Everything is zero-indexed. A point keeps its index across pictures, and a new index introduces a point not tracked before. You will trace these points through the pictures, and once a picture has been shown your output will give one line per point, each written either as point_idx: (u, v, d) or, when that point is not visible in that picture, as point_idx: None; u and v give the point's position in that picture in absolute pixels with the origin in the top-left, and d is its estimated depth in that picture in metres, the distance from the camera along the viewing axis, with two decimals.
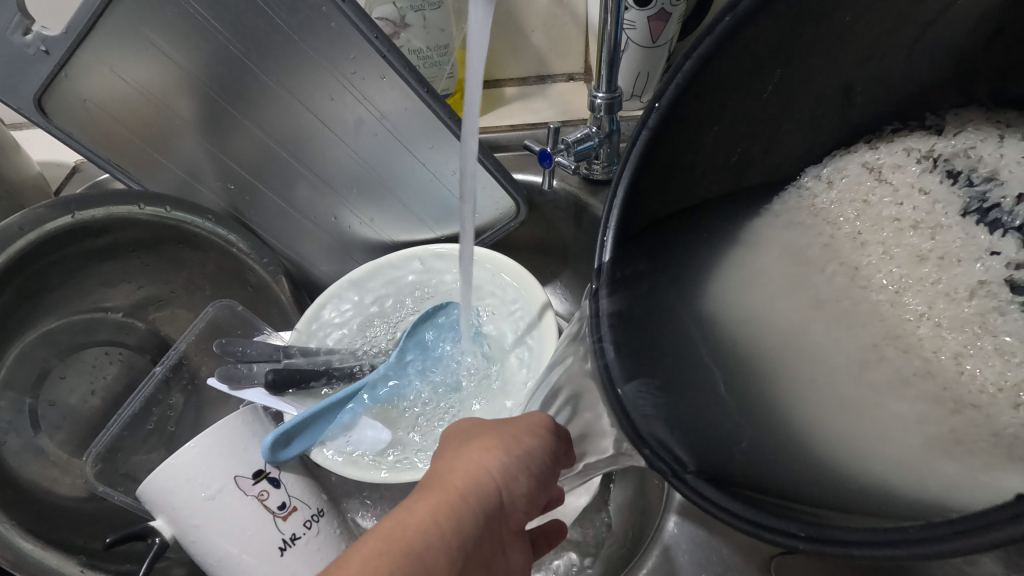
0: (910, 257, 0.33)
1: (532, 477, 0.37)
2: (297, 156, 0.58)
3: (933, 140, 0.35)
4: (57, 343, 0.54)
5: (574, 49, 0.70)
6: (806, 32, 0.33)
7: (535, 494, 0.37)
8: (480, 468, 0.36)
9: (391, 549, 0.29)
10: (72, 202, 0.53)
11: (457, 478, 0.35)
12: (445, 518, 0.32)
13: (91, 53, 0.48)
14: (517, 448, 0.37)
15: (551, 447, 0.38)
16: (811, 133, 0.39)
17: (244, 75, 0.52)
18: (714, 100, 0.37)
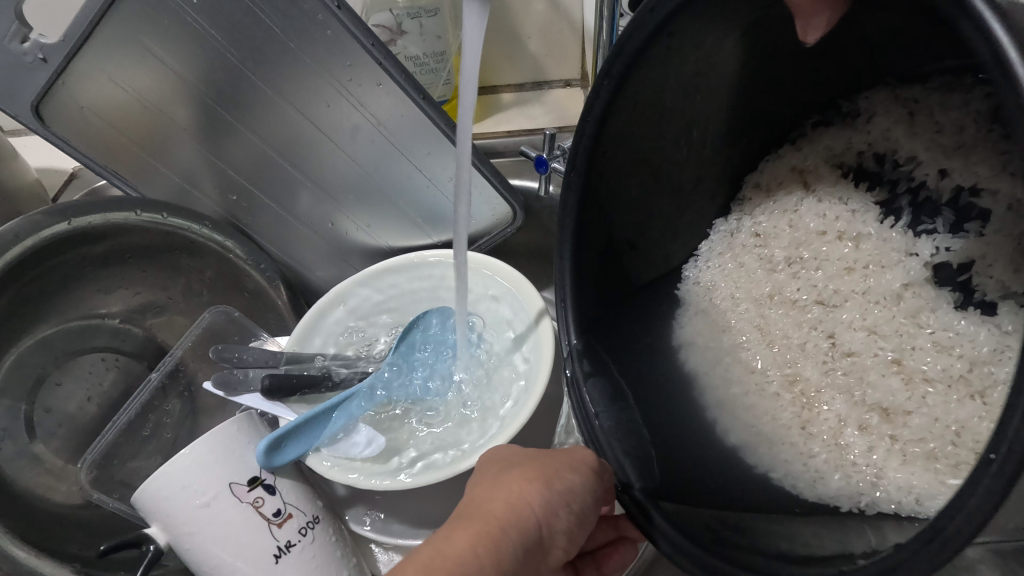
0: (840, 268, 0.42)
1: (574, 511, 0.36)
2: (293, 163, 0.59)
3: (847, 136, 0.45)
4: (53, 350, 0.54)
5: (571, 55, 0.70)
6: (717, 35, 0.38)
7: (577, 531, 0.36)
8: (518, 499, 0.35)
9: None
10: (68, 209, 0.53)
11: (493, 508, 0.35)
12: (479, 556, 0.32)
13: (89, 61, 0.48)
14: (558, 484, 0.36)
15: (596, 486, 0.37)
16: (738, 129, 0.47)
17: (241, 83, 0.53)
18: (639, 111, 0.42)
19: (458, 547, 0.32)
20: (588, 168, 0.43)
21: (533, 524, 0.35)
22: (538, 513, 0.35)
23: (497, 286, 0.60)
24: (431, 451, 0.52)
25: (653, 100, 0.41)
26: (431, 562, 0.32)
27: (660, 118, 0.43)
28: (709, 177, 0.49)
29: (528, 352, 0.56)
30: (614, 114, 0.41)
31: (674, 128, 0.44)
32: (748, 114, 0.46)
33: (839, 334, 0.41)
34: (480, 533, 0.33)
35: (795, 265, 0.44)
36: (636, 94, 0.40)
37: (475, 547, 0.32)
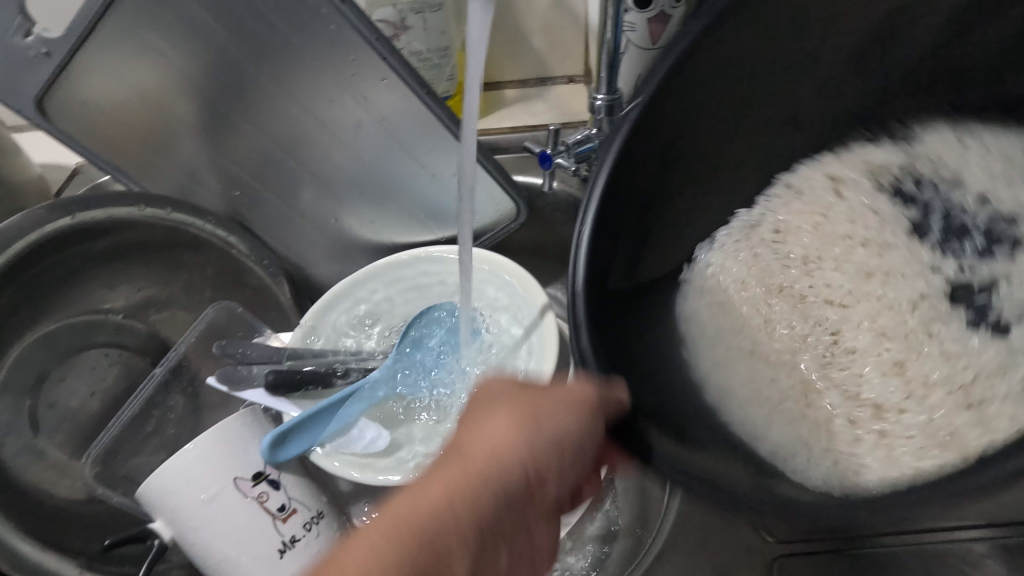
0: (858, 272, 0.45)
1: (572, 432, 0.35)
2: (297, 158, 0.59)
3: (872, 149, 0.47)
4: (56, 346, 0.54)
5: (574, 51, 0.70)
6: (776, 21, 0.38)
7: (573, 425, 0.35)
8: (505, 444, 0.34)
9: (389, 542, 0.31)
10: (72, 204, 0.53)
11: (479, 455, 0.34)
12: (464, 511, 0.32)
13: (92, 56, 0.48)
14: (549, 426, 0.35)
15: (597, 421, 0.36)
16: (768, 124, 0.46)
17: (243, 78, 0.53)
18: (693, 95, 0.40)
19: (435, 499, 0.32)
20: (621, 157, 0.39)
21: (517, 470, 0.34)
22: (524, 466, 0.34)
23: (502, 282, 0.60)
24: (436, 446, 0.52)
25: (704, 84, 0.40)
26: (405, 513, 0.32)
27: (710, 104, 0.41)
28: (728, 179, 0.47)
29: (532, 347, 0.56)
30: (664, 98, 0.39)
31: (716, 118, 0.43)
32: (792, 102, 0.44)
33: (844, 333, 0.44)
34: (459, 485, 0.33)
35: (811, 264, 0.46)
36: (690, 76, 0.39)
37: (453, 500, 0.32)
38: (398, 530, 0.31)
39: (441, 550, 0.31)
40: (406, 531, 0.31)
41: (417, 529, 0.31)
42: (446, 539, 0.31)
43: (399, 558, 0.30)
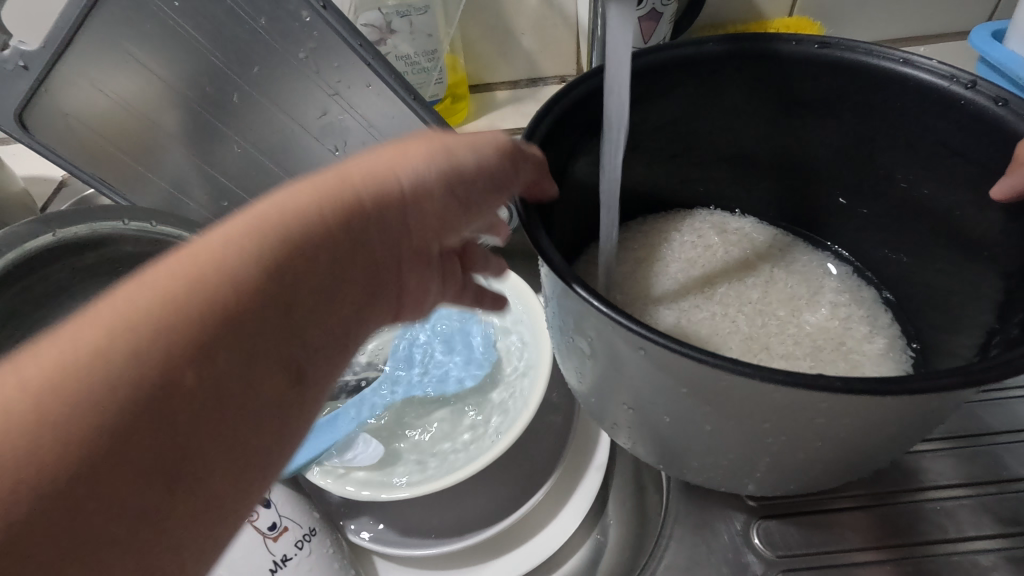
0: (781, 269, 0.49)
1: (449, 170, 0.30)
2: (283, 165, 0.58)
3: (821, 193, 0.49)
4: None
5: (566, 51, 0.68)
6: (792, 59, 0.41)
7: (455, 173, 0.30)
8: (382, 174, 0.29)
9: (245, 236, 0.24)
10: (52, 219, 0.51)
11: (275, 210, 0.26)
12: (294, 231, 0.25)
13: (73, 69, 0.47)
14: (412, 163, 0.29)
15: (483, 153, 0.31)
16: (738, 125, 0.46)
17: (227, 86, 0.52)
18: (685, 80, 0.42)
19: (249, 238, 0.24)
20: (577, 106, 0.38)
21: (368, 200, 0.28)
22: (369, 189, 0.28)
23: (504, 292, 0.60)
24: (434, 457, 0.51)
25: (704, 73, 0.42)
26: (211, 242, 0.24)
27: (693, 96, 0.43)
28: (652, 163, 0.48)
29: (527, 353, 0.55)
30: (659, 76, 0.41)
31: (694, 112, 0.45)
32: (766, 116, 0.45)
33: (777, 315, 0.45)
34: (323, 185, 0.27)
35: (745, 258, 0.49)
36: (697, 66, 0.41)
37: (331, 195, 0.27)
38: (254, 219, 0.25)
39: (310, 246, 0.26)
40: (265, 228, 0.25)
41: (215, 294, 0.23)
42: (296, 229, 0.25)
43: (260, 238, 0.25)
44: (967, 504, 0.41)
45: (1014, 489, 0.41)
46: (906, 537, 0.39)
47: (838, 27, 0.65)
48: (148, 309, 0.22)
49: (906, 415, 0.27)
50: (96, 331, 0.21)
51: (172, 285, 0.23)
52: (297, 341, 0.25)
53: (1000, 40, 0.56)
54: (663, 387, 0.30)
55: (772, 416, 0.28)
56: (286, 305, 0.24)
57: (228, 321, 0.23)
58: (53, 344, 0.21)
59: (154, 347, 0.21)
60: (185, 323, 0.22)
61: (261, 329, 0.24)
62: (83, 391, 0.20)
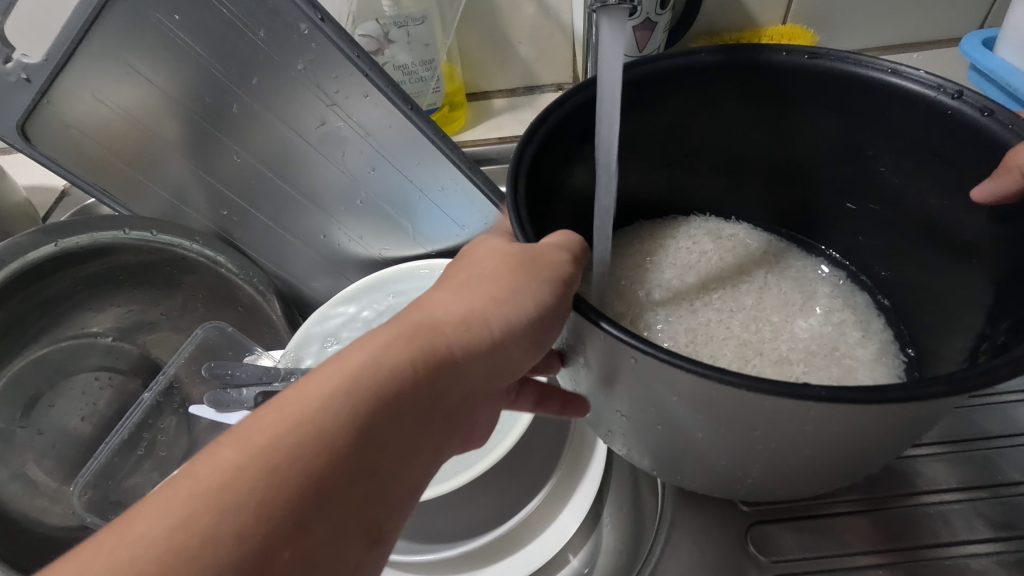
0: (778, 276, 0.49)
1: (525, 321, 0.30)
2: (283, 175, 0.58)
3: (814, 199, 0.49)
4: (47, 369, 0.56)
5: (562, 59, 0.69)
6: (779, 67, 0.41)
7: (529, 326, 0.30)
8: (465, 323, 0.30)
9: (339, 396, 0.26)
10: (54, 231, 0.54)
11: (367, 360, 0.27)
12: (383, 387, 0.27)
13: (72, 80, 0.48)
14: (490, 317, 0.30)
15: (556, 280, 0.31)
16: (729, 132, 0.47)
17: (226, 97, 0.52)
18: (675, 89, 0.42)
19: (340, 401, 0.26)
20: (569, 112, 0.38)
21: (452, 356, 0.29)
22: (459, 347, 0.29)
23: None
24: None
25: (693, 82, 0.42)
26: (312, 390, 0.26)
27: (684, 102, 0.44)
28: (647, 169, 0.49)
29: None
30: (648, 86, 0.41)
31: (685, 118, 0.45)
32: (757, 122, 0.46)
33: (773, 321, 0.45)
34: (411, 326, 0.29)
35: (741, 264, 0.49)
36: (686, 75, 0.42)
37: (419, 339, 0.28)
38: (347, 378, 0.26)
39: (388, 422, 0.26)
40: (359, 380, 0.26)
41: (304, 438, 0.25)
42: (381, 399, 0.26)
43: (350, 406, 0.26)
44: (959, 509, 0.41)
45: (1006, 493, 0.42)
46: (899, 541, 0.40)
47: (832, 34, 0.66)
48: (255, 464, 0.24)
49: (895, 421, 0.27)
50: (219, 481, 0.24)
51: (279, 437, 0.25)
52: (385, 506, 0.26)
53: (991, 47, 0.57)
54: (652, 391, 0.30)
55: (760, 422, 0.28)
56: (373, 444, 0.26)
57: (321, 489, 0.24)
58: (187, 481, 0.24)
59: (260, 509, 0.23)
60: (287, 481, 0.24)
61: (352, 493, 0.25)
62: (206, 537, 0.22)
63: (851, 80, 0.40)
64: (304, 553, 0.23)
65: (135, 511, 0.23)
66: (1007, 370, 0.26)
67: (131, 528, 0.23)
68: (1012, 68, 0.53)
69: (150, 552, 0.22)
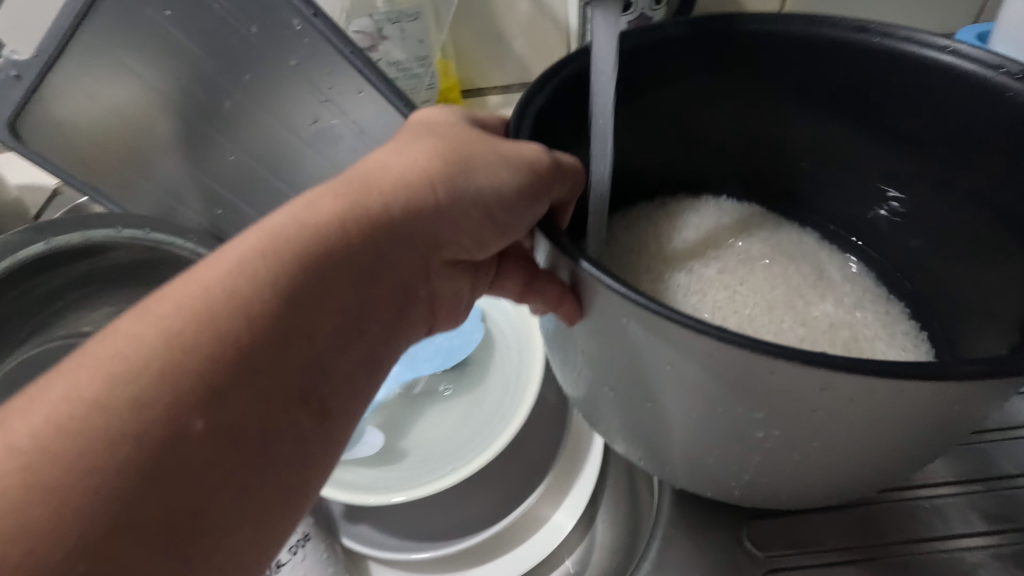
0: None
1: (457, 193, 0.29)
2: (279, 175, 0.58)
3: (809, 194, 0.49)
4: (37, 368, 0.55)
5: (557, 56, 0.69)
6: (766, 41, 0.42)
7: (466, 190, 0.29)
8: (388, 184, 0.29)
9: (265, 260, 0.26)
10: (46, 228, 0.53)
11: (303, 223, 0.27)
12: (315, 247, 0.27)
13: (64, 74, 0.47)
14: (426, 188, 0.29)
15: (505, 169, 0.30)
16: (724, 112, 0.47)
17: (219, 94, 0.52)
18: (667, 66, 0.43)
19: (275, 264, 0.26)
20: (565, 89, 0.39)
21: (387, 209, 0.28)
22: (398, 217, 0.28)
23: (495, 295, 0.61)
24: (429, 459, 0.51)
25: (684, 56, 0.43)
26: (242, 252, 0.26)
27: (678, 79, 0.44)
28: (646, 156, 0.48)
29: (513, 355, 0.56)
30: (642, 60, 0.41)
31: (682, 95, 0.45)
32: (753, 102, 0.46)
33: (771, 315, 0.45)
34: (352, 193, 0.28)
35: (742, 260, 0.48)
36: (677, 52, 0.42)
37: (357, 204, 0.28)
38: (265, 245, 0.26)
39: (315, 282, 0.26)
40: (285, 243, 0.26)
41: (225, 299, 0.25)
42: (310, 265, 0.26)
43: (279, 272, 0.26)
44: (957, 502, 0.41)
45: (1002, 486, 0.42)
46: (896, 536, 0.40)
47: None
48: (185, 324, 0.24)
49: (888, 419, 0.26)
50: (139, 337, 0.24)
51: (208, 296, 0.25)
52: (319, 371, 0.26)
53: (984, 42, 0.57)
54: (640, 360, 0.29)
55: (753, 428, 0.28)
56: (300, 301, 0.26)
57: (244, 354, 0.24)
58: (120, 339, 0.24)
59: (181, 363, 0.23)
60: (177, 382, 0.23)
61: (271, 361, 0.25)
62: (133, 391, 0.23)
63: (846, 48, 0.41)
64: (223, 406, 0.23)
65: (74, 364, 0.24)
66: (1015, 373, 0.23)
67: (67, 383, 0.23)
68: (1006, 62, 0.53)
69: (70, 409, 0.22)
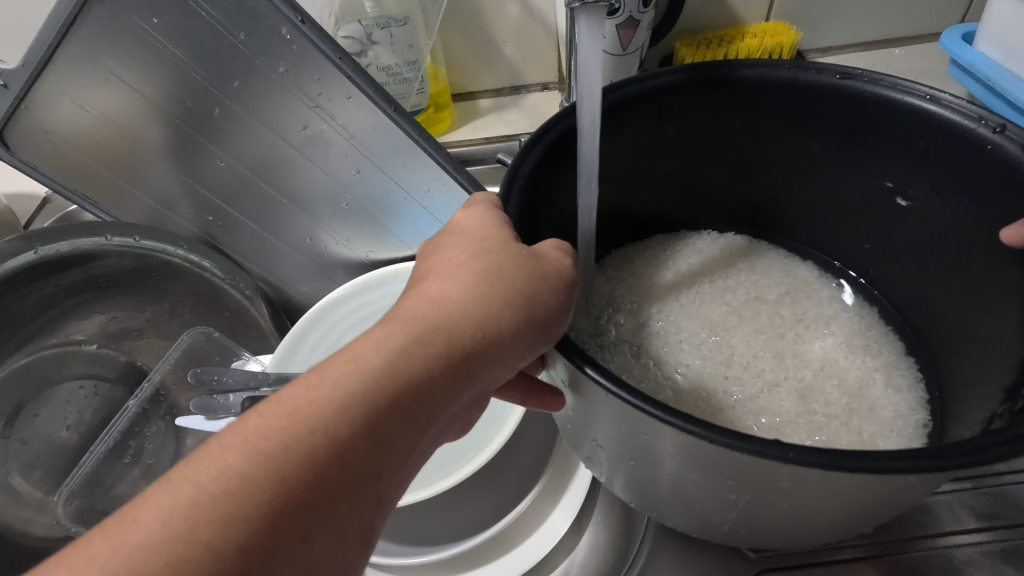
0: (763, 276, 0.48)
1: (524, 323, 0.28)
2: (269, 181, 0.58)
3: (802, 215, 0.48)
4: (30, 378, 0.55)
5: (547, 59, 0.69)
6: (765, 89, 0.39)
7: (532, 317, 0.28)
8: (457, 313, 0.27)
9: (332, 400, 0.25)
10: (35, 237, 0.53)
11: (373, 361, 0.26)
12: (386, 388, 0.25)
13: (50, 85, 0.47)
14: (497, 318, 0.27)
15: (559, 285, 0.30)
16: (722, 155, 0.44)
17: (208, 101, 0.52)
18: (661, 111, 0.40)
19: (348, 408, 0.25)
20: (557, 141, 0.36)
21: (450, 339, 0.27)
22: (469, 350, 0.27)
23: None
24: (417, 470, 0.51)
25: (680, 102, 0.40)
26: (313, 393, 0.25)
27: (675, 123, 0.41)
28: (643, 193, 0.46)
29: None
30: (633, 105, 0.38)
31: (679, 140, 0.42)
32: (748, 144, 0.43)
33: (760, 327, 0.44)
34: (421, 327, 0.27)
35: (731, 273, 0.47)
36: (670, 98, 0.39)
37: (426, 339, 0.26)
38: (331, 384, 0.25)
39: (381, 423, 0.25)
40: (356, 385, 0.25)
41: (291, 443, 0.24)
42: (382, 409, 0.25)
43: (345, 414, 0.24)
44: (948, 500, 0.41)
45: (993, 483, 0.42)
46: (887, 535, 0.40)
47: (815, 32, 0.66)
48: (254, 478, 0.23)
49: (845, 491, 0.26)
50: (205, 481, 0.23)
51: (280, 447, 0.24)
52: (379, 507, 0.25)
53: (971, 41, 0.57)
54: (627, 431, 0.30)
55: (732, 475, 0.28)
56: (371, 447, 0.25)
57: (317, 507, 0.23)
58: (184, 486, 0.23)
59: (251, 523, 0.22)
60: (246, 530, 0.22)
61: (339, 515, 0.24)
62: (205, 551, 0.21)
63: (843, 100, 0.38)
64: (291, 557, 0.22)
65: (131, 514, 0.22)
66: (952, 466, 0.23)
67: (126, 534, 0.22)
68: (991, 62, 0.54)
69: (140, 554, 0.21)
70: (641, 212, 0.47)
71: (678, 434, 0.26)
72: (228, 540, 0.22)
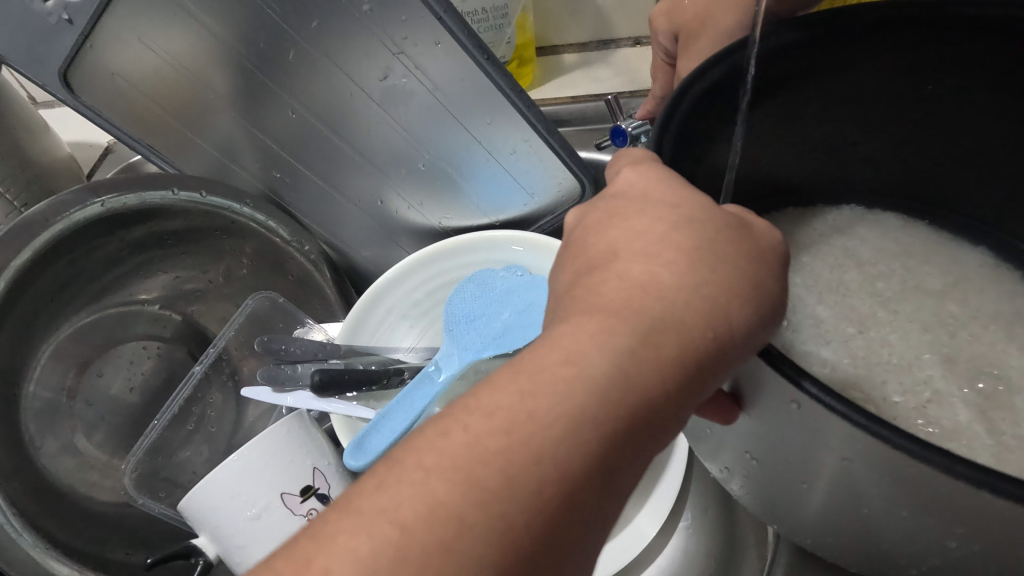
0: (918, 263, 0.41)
1: (756, 323, 0.25)
2: (342, 135, 0.53)
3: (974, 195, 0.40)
4: (92, 338, 0.53)
5: (645, 9, 0.62)
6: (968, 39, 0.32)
7: (761, 313, 0.25)
8: (682, 311, 0.24)
9: (554, 410, 0.22)
10: (100, 188, 0.49)
11: (599, 364, 0.23)
12: (618, 404, 0.23)
13: (114, 21, 0.43)
14: (731, 318, 0.24)
15: (779, 270, 0.27)
16: (884, 118, 0.37)
17: (282, 44, 0.46)
18: (831, 59, 0.33)
19: (576, 420, 0.22)
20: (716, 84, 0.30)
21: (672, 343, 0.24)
22: (702, 357, 0.24)
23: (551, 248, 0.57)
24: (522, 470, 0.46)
25: (857, 48, 0.33)
26: (529, 406, 0.23)
27: (844, 73, 0.34)
28: (781, 160, 0.39)
29: None
30: (802, 50, 0.32)
31: (840, 96, 0.35)
32: (921, 103, 0.36)
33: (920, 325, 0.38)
34: (644, 323, 0.24)
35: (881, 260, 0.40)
36: (846, 43, 0.32)
37: (650, 343, 0.24)
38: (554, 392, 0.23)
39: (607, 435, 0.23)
40: (581, 397, 0.23)
41: (520, 455, 0.22)
42: (613, 423, 0.23)
43: (572, 426, 0.22)
44: None
45: None
46: None
47: None
48: (481, 511, 0.21)
49: None
50: (434, 487, 0.22)
51: (503, 476, 0.22)
52: (604, 526, 0.23)
53: None
54: (817, 451, 0.24)
55: (955, 518, 0.22)
56: (600, 475, 0.22)
57: (551, 539, 0.22)
58: (416, 492, 0.22)
59: (490, 540, 0.21)
60: (485, 547, 0.21)
61: (573, 548, 0.22)
62: (447, 570, 0.20)
63: None
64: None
65: (357, 518, 0.22)
66: None
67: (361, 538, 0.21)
68: None
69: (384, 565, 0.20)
70: (776, 184, 0.41)
71: (898, 461, 0.21)
72: (469, 556, 0.21)
